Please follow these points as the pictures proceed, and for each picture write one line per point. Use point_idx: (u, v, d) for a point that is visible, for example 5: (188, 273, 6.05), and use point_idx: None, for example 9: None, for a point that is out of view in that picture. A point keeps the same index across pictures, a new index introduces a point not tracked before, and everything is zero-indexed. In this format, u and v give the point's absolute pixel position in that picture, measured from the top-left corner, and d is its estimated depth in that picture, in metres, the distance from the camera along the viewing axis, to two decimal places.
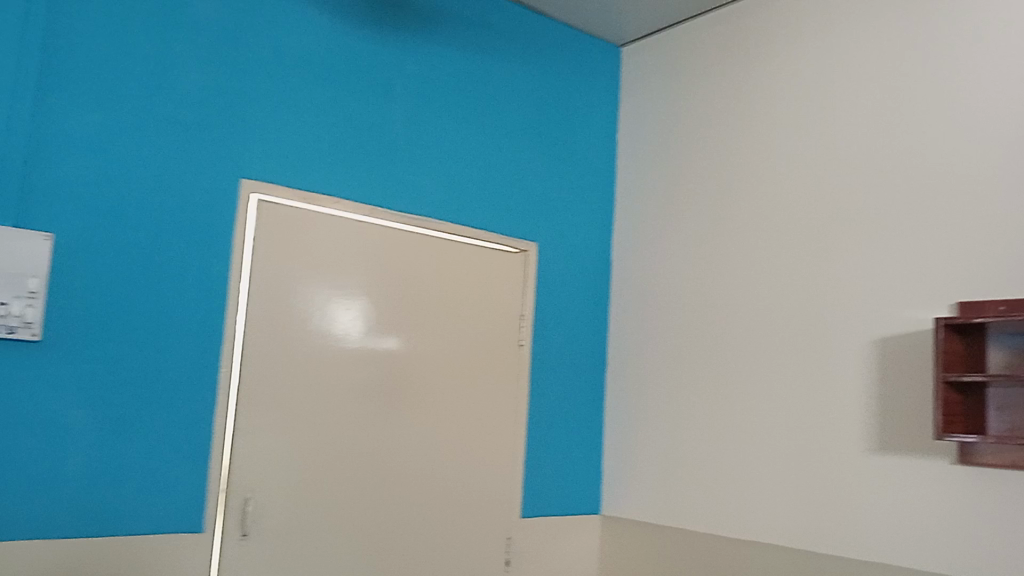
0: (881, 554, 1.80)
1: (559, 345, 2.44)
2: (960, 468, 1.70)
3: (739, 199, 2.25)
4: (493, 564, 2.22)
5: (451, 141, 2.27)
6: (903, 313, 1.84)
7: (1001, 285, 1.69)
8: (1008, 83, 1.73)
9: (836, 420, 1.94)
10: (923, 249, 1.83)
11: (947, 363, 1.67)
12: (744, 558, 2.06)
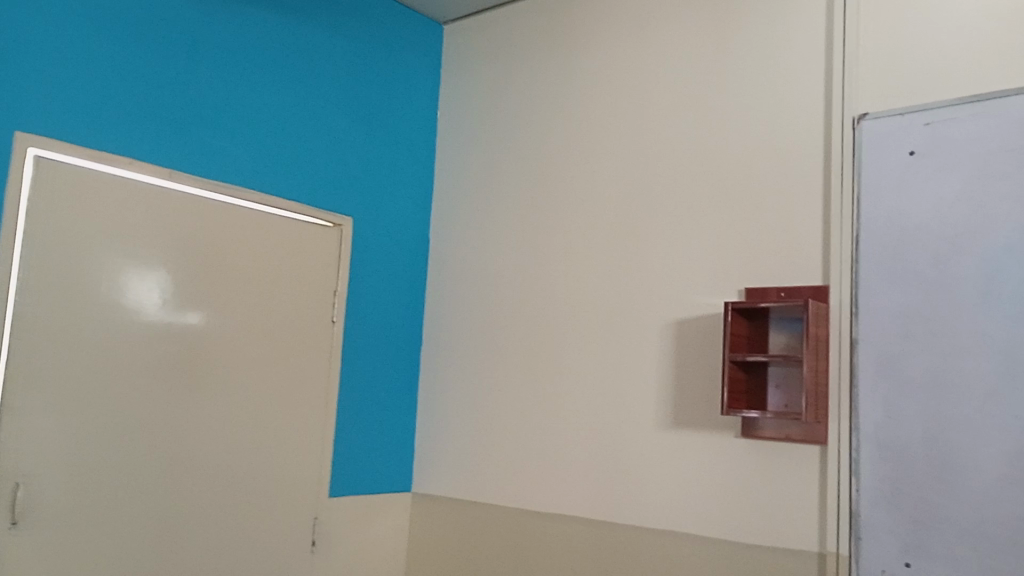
0: (673, 525, 1.91)
1: (373, 323, 2.40)
2: (742, 442, 1.84)
3: (554, 183, 2.29)
4: (298, 546, 2.16)
5: (264, 107, 2.16)
6: (699, 298, 1.96)
7: (782, 274, 1.83)
8: (794, 85, 1.87)
9: (634, 397, 2.04)
10: (718, 238, 1.95)
11: (733, 344, 1.79)
12: (550, 532, 2.12)
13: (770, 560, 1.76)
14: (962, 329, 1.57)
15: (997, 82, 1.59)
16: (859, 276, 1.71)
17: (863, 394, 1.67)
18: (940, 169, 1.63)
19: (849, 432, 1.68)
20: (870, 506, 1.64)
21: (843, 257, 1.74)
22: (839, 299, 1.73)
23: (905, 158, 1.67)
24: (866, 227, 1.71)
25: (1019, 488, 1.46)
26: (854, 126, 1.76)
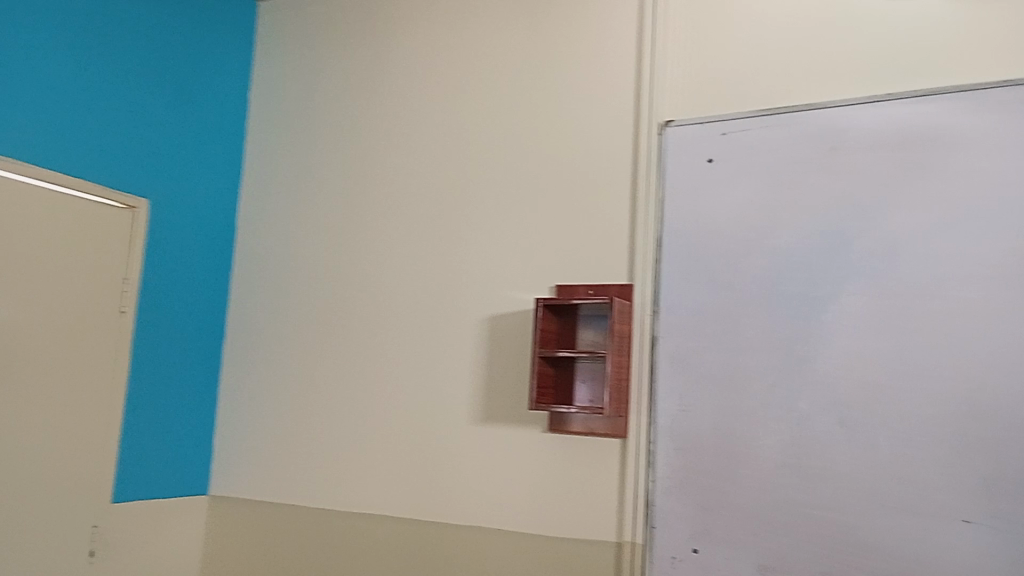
0: (480, 521, 1.91)
1: (169, 313, 2.23)
2: (548, 437, 1.86)
3: (370, 173, 2.23)
4: (74, 557, 1.96)
5: (56, 71, 1.92)
6: (511, 294, 1.97)
7: (590, 272, 1.88)
8: (607, 90, 1.92)
9: (445, 393, 2.02)
10: (530, 236, 1.97)
11: (543, 340, 1.81)
12: (355, 532, 2.06)
13: (571, 551, 1.79)
14: (749, 327, 1.67)
15: (786, 99, 1.71)
16: (661, 275, 1.78)
17: (661, 388, 1.74)
18: (735, 176, 1.72)
19: (648, 425, 1.75)
20: (665, 497, 1.70)
21: (647, 257, 1.80)
22: (642, 298, 1.80)
23: (705, 165, 1.76)
24: (668, 228, 1.78)
25: (794, 475, 1.58)
26: (661, 132, 1.83)
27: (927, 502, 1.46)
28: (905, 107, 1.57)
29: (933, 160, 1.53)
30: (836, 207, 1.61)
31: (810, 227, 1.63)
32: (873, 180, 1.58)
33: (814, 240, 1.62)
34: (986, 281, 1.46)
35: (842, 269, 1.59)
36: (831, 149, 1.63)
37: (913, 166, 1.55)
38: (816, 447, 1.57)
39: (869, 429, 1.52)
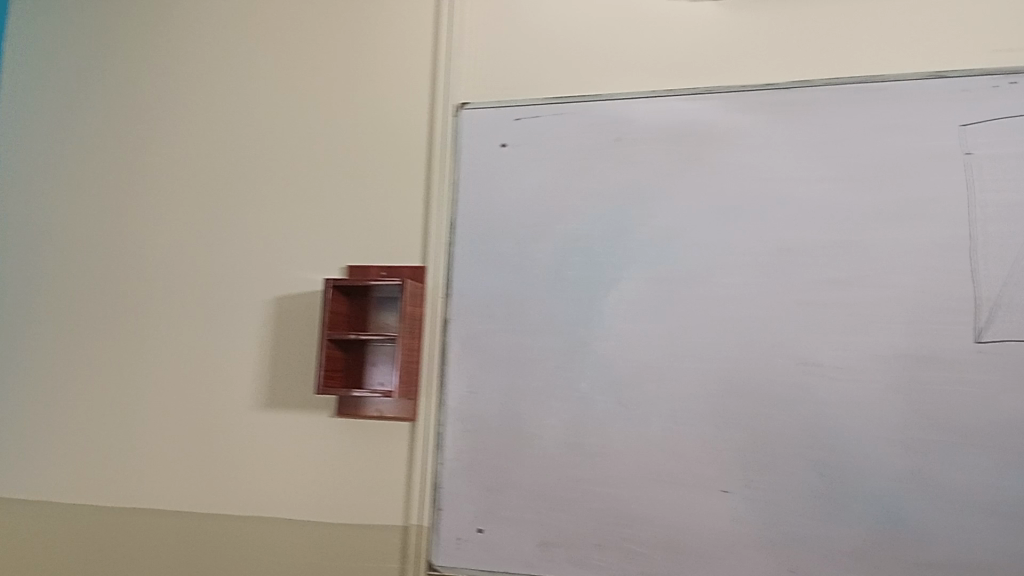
0: (264, 511, 1.83)
1: None
2: (335, 422, 1.81)
3: (143, 140, 2.05)
4: None
5: None
6: (299, 274, 1.89)
7: (383, 253, 1.84)
8: (404, 67, 1.89)
9: (227, 377, 1.91)
10: (321, 214, 1.90)
11: (332, 321, 1.74)
12: (125, 529, 1.90)
13: (360, 537, 1.76)
14: (537, 310, 1.70)
15: (576, 89, 1.75)
16: (453, 258, 1.77)
17: (451, 371, 1.74)
18: (525, 162, 1.75)
19: (437, 407, 1.74)
20: (453, 479, 1.71)
21: (439, 239, 1.79)
22: (434, 280, 1.78)
23: (498, 149, 1.78)
24: (461, 211, 1.78)
25: (576, 453, 1.63)
26: (455, 114, 1.82)
27: (693, 475, 1.56)
28: (683, 103, 1.66)
29: (706, 155, 1.63)
30: (619, 196, 1.68)
31: (595, 215, 1.69)
32: (653, 171, 1.66)
33: (599, 227, 1.68)
34: (748, 269, 1.58)
35: (623, 256, 1.66)
36: (615, 140, 1.69)
37: (689, 159, 1.64)
38: (597, 426, 1.63)
39: (643, 407, 1.60)
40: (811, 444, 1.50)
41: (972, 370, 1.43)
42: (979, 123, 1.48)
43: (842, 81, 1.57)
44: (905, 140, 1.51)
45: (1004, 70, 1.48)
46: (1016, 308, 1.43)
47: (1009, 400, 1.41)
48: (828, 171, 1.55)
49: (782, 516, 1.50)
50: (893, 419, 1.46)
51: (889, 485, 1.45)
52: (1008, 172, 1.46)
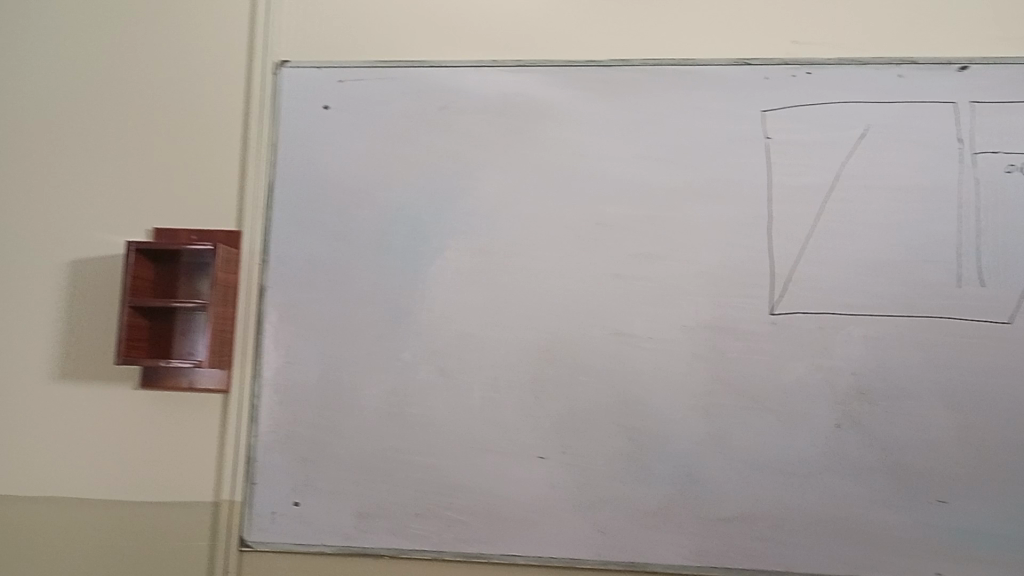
0: (56, 491, 1.69)
1: None
2: (139, 394, 1.70)
3: None
4: None
5: None
6: (98, 235, 1.75)
7: (193, 215, 1.73)
8: (219, 17, 1.77)
9: (13, 346, 1.73)
10: (124, 170, 1.75)
11: (135, 287, 1.62)
12: None
13: (166, 515, 1.66)
14: (358, 279, 1.66)
15: (402, 53, 1.71)
16: (271, 223, 1.70)
17: (267, 341, 1.67)
18: (349, 126, 1.70)
19: (251, 378, 1.67)
20: (267, 452, 1.65)
21: (256, 202, 1.71)
22: (250, 245, 1.70)
23: (320, 111, 1.71)
24: (280, 174, 1.70)
25: (395, 423, 1.62)
26: (275, 72, 1.73)
27: (510, 442, 1.59)
28: (508, 75, 1.67)
29: (530, 128, 1.65)
30: (444, 165, 1.66)
31: (420, 183, 1.67)
32: (478, 142, 1.66)
33: (424, 195, 1.66)
34: (569, 242, 1.62)
35: (447, 226, 1.65)
36: (441, 109, 1.68)
37: (513, 132, 1.65)
38: (417, 395, 1.62)
39: (464, 376, 1.62)
40: (622, 410, 1.57)
41: (765, 340, 1.54)
42: (778, 110, 1.58)
43: (658, 63, 1.63)
44: (713, 123, 1.60)
45: (802, 61, 1.59)
46: (805, 283, 1.55)
47: (796, 367, 1.53)
48: (643, 149, 1.62)
49: (593, 479, 1.57)
50: (696, 386, 1.56)
51: (689, 447, 1.55)
52: (801, 156, 1.57)
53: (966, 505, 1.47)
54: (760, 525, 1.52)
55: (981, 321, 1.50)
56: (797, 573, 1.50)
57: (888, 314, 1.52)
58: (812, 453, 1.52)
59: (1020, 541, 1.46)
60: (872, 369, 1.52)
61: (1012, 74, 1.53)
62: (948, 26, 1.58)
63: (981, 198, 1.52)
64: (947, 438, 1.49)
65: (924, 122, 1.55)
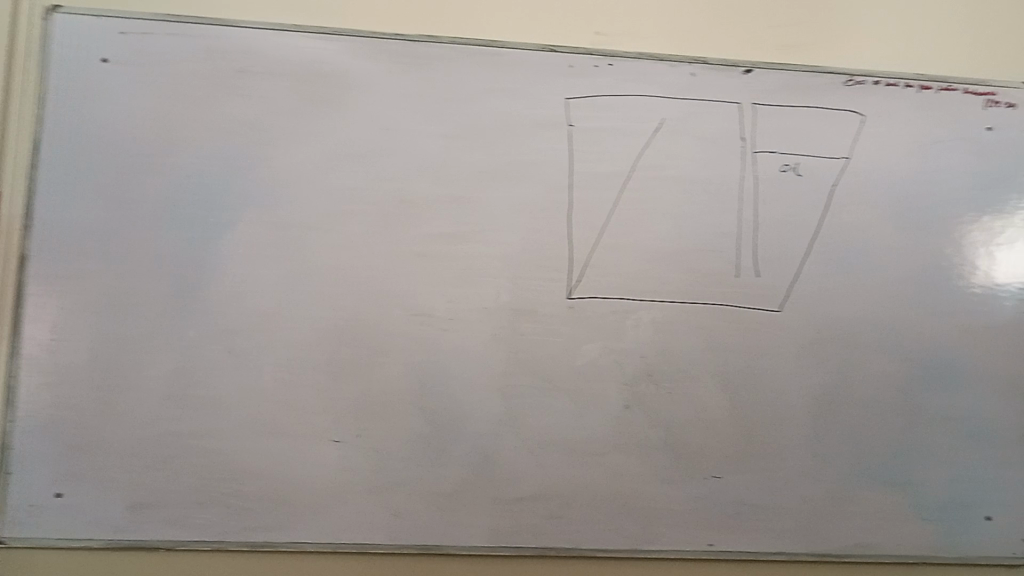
0: None
1: None
2: None
3: None
4: None
5: None
6: None
7: None
8: None
9: None
10: None
11: None
12: None
13: None
14: (138, 249, 1.53)
15: (194, 9, 1.59)
16: (36, 185, 1.52)
17: (29, 316, 1.50)
18: (131, 82, 1.55)
19: (9, 357, 1.50)
20: (26, 439, 1.48)
21: (19, 160, 1.53)
22: (11, 209, 1.52)
23: (98, 64, 1.55)
24: (48, 131, 1.53)
25: (178, 406, 1.51)
26: (45, 16, 1.55)
27: (302, 425, 1.53)
28: (311, 41, 1.59)
29: (333, 99, 1.58)
30: (238, 131, 1.56)
31: (211, 150, 1.56)
32: (276, 110, 1.57)
33: (215, 163, 1.56)
34: (370, 219, 1.57)
35: (241, 196, 1.55)
36: (238, 71, 1.57)
37: (314, 101, 1.58)
38: (201, 377, 1.52)
39: (255, 357, 1.53)
40: (419, 392, 1.55)
41: (562, 323, 1.58)
42: (581, 97, 1.62)
43: (466, 42, 1.61)
44: (519, 107, 1.61)
45: (604, 52, 1.63)
46: (600, 268, 1.59)
47: (589, 350, 1.58)
48: (449, 129, 1.59)
49: (389, 462, 1.54)
50: (494, 367, 1.56)
51: (486, 429, 1.55)
52: (600, 145, 1.61)
53: (737, 479, 1.58)
54: (551, 504, 1.55)
55: (755, 308, 1.61)
56: (584, 550, 1.55)
57: (675, 300, 1.60)
58: (602, 433, 1.57)
59: (781, 511, 1.58)
60: (658, 353, 1.59)
61: (789, 79, 1.65)
62: (736, 31, 1.68)
63: (759, 194, 1.63)
64: (723, 417, 1.59)
65: (713, 119, 1.63)
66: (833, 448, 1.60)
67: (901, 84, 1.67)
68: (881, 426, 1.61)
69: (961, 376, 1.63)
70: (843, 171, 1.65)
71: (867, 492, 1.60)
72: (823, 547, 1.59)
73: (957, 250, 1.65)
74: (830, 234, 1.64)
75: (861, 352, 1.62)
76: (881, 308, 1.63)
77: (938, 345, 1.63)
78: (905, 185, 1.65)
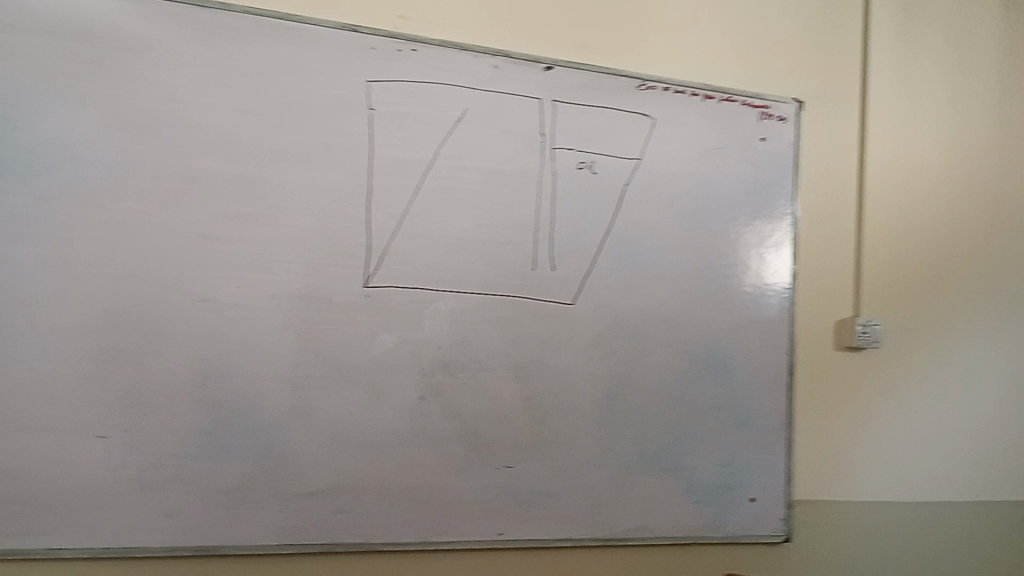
0: None
1: None
2: None
3: None
4: None
5: None
6: None
7: None
8: None
9: None
10: None
11: None
12: None
13: None
14: None
15: None
16: None
17: None
18: None
19: None
20: None
21: None
22: None
23: None
24: None
25: None
26: None
27: (62, 420, 1.38)
28: None
29: (108, 61, 1.44)
30: None
31: None
32: (38, 69, 1.41)
33: None
34: (148, 195, 1.44)
35: None
36: None
37: (86, 63, 1.43)
38: None
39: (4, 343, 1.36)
40: (198, 383, 1.45)
41: (357, 312, 1.53)
42: (382, 81, 1.58)
43: (260, 13, 1.52)
44: (318, 86, 1.54)
45: (407, 37, 1.59)
46: (398, 256, 1.56)
47: (384, 341, 1.54)
48: (240, 103, 1.50)
49: (162, 458, 1.43)
50: (282, 357, 1.49)
51: (271, 422, 1.48)
52: (400, 131, 1.58)
53: (528, 469, 1.61)
54: (340, 499, 1.51)
55: (549, 302, 1.64)
56: (372, 544, 1.52)
57: (472, 291, 1.60)
58: (394, 425, 1.54)
59: (567, 499, 1.63)
60: (455, 344, 1.58)
61: (587, 79, 1.70)
62: (538, 27, 1.70)
63: (556, 190, 1.67)
64: (516, 408, 1.61)
65: (514, 113, 1.65)
66: (617, 437, 1.67)
67: (688, 92, 1.77)
68: (662, 415, 1.70)
69: (733, 369, 1.75)
70: (634, 172, 1.72)
71: (647, 478, 1.68)
72: (605, 533, 1.65)
73: (732, 251, 1.77)
74: (621, 231, 1.70)
75: (646, 346, 1.70)
76: (665, 304, 1.71)
77: (714, 339, 1.74)
78: (689, 189, 1.75)
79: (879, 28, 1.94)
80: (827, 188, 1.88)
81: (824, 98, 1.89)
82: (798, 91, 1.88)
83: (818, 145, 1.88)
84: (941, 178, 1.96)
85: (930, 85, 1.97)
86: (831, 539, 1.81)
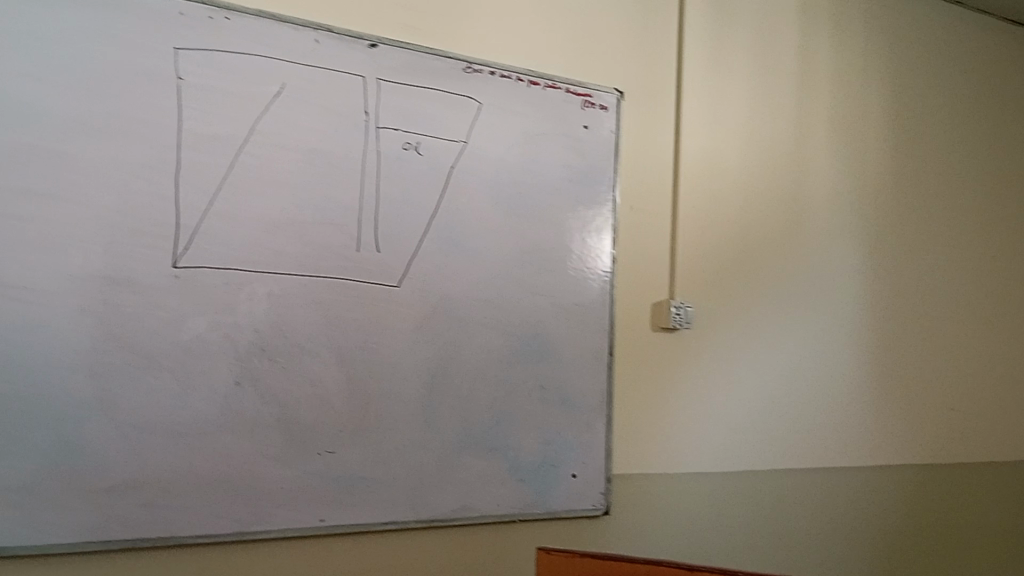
0: None
1: None
2: None
3: None
4: None
5: None
6: None
7: None
8: None
9: None
10: None
11: None
12: None
13: None
14: None
15: None
16: None
17: None
18: None
19: None
20: None
21: None
22: None
23: None
24: None
25: None
26: None
27: None
28: None
29: None
30: None
31: None
32: None
33: None
34: None
35: None
36: None
37: None
38: None
39: None
40: None
41: (165, 294, 1.45)
42: (192, 50, 1.49)
43: None
44: (119, 52, 1.43)
45: (220, 5, 1.51)
46: (210, 236, 1.49)
47: (195, 324, 1.47)
48: (29, 67, 1.37)
49: None
50: (79, 344, 1.39)
51: (67, 413, 1.37)
52: (213, 104, 1.50)
53: (350, 454, 1.59)
54: (146, 492, 1.42)
55: (373, 284, 1.62)
56: (182, 538, 1.45)
57: (290, 273, 1.55)
58: (206, 413, 1.47)
59: (391, 482, 1.62)
60: (272, 328, 1.53)
61: (413, 59, 1.68)
62: (361, 4, 1.66)
63: (380, 170, 1.64)
64: (338, 393, 1.58)
65: (336, 89, 1.60)
66: (441, 419, 1.67)
67: (513, 77, 1.79)
68: (485, 396, 1.72)
69: (555, 350, 1.80)
70: (460, 155, 1.72)
71: (470, 459, 1.70)
72: (428, 514, 1.66)
73: (556, 235, 1.82)
74: (446, 214, 1.70)
75: (470, 328, 1.71)
76: (489, 286, 1.73)
77: (537, 322, 1.78)
78: (514, 173, 1.77)
79: (692, 26, 2.03)
80: (643, 176, 1.96)
81: (643, 90, 1.97)
82: (618, 82, 1.94)
83: (636, 133, 1.95)
84: (746, 170, 2.08)
85: (738, 82, 2.09)
86: (644, 511, 1.90)
